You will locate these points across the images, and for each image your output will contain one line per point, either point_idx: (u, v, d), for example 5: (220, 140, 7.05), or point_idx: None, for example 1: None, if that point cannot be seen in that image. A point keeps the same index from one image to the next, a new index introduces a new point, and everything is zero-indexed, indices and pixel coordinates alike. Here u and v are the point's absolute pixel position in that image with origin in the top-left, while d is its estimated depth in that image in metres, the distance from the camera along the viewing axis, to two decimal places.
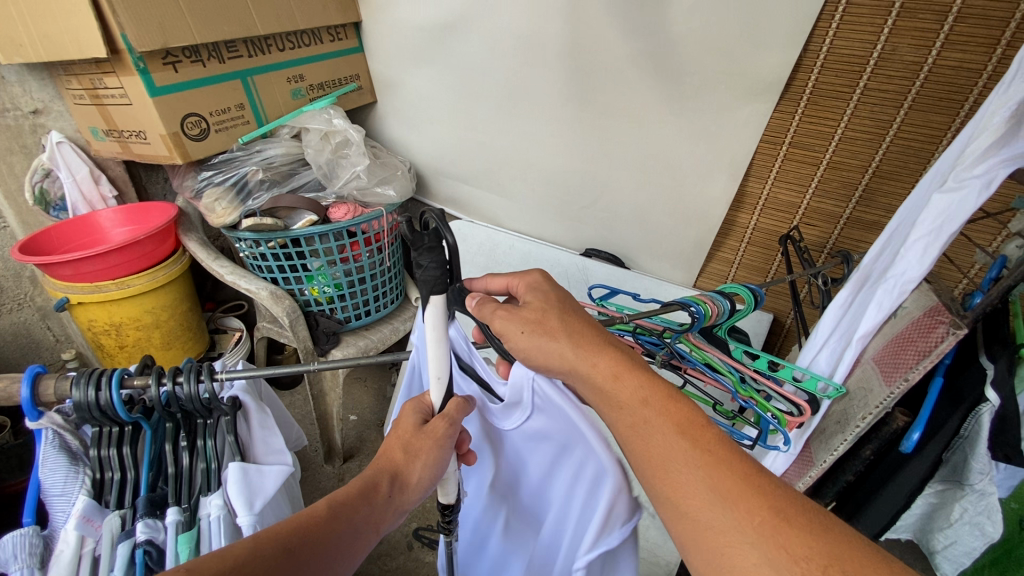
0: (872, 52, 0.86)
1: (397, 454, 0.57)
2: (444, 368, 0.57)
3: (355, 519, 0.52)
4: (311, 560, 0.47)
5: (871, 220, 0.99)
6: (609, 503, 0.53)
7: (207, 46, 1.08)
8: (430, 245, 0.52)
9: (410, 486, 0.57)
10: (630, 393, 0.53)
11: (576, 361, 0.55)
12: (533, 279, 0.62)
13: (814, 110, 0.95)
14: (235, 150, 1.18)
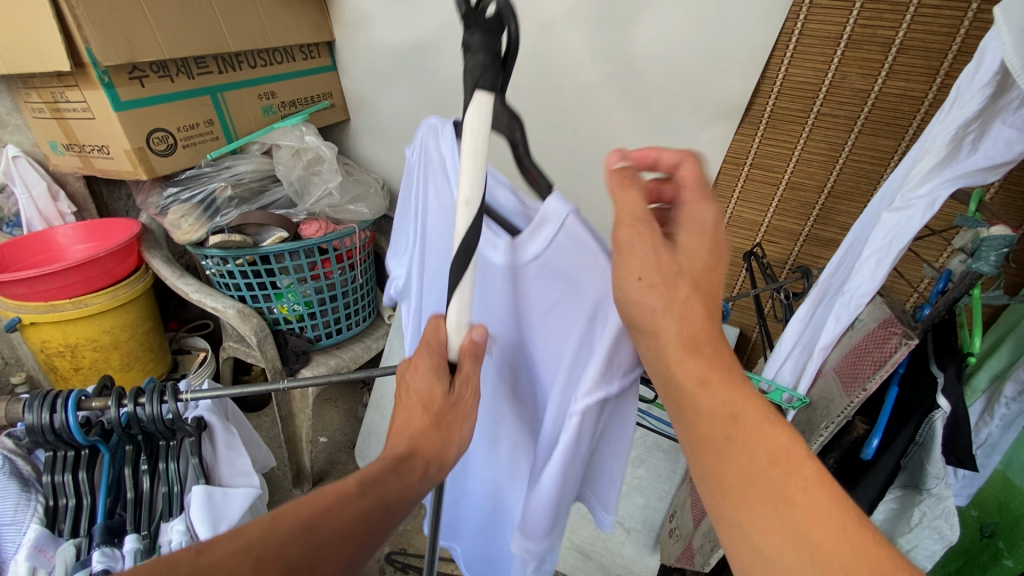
0: (824, 80, 0.92)
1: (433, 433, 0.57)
2: (476, 189, 0.43)
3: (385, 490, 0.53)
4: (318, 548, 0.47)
5: (828, 237, 1.04)
6: (612, 346, 0.54)
7: (176, 61, 1.07)
8: (490, 27, 0.42)
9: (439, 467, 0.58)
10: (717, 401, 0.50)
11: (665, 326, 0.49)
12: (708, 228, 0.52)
13: (772, 134, 0.99)
14: (203, 166, 1.16)
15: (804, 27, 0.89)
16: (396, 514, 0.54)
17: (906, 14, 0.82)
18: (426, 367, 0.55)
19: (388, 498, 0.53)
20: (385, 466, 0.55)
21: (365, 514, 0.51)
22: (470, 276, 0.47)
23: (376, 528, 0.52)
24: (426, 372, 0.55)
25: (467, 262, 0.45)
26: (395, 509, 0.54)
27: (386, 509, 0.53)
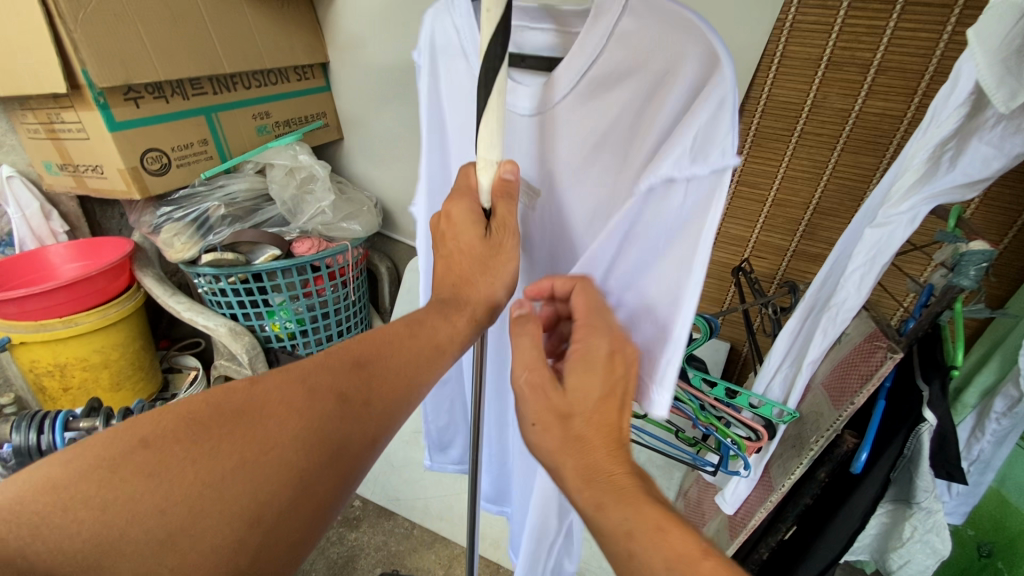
0: (806, 100, 0.94)
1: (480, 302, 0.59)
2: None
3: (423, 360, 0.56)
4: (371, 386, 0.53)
5: (815, 253, 1.06)
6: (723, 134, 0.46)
7: (171, 82, 1.08)
8: None
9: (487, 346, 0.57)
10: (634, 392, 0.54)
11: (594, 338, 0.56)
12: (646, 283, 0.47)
13: (758, 152, 1.02)
14: (197, 185, 1.17)
15: (785, 49, 0.91)
16: (445, 351, 0.58)
17: (883, 37, 0.85)
18: (459, 215, 0.58)
19: (438, 339, 0.58)
20: (426, 313, 0.59)
21: (410, 357, 0.56)
22: (497, 98, 0.49)
23: (425, 366, 0.57)
24: (462, 221, 0.58)
25: (494, 76, 0.48)
26: (443, 348, 0.58)
27: (433, 349, 0.57)
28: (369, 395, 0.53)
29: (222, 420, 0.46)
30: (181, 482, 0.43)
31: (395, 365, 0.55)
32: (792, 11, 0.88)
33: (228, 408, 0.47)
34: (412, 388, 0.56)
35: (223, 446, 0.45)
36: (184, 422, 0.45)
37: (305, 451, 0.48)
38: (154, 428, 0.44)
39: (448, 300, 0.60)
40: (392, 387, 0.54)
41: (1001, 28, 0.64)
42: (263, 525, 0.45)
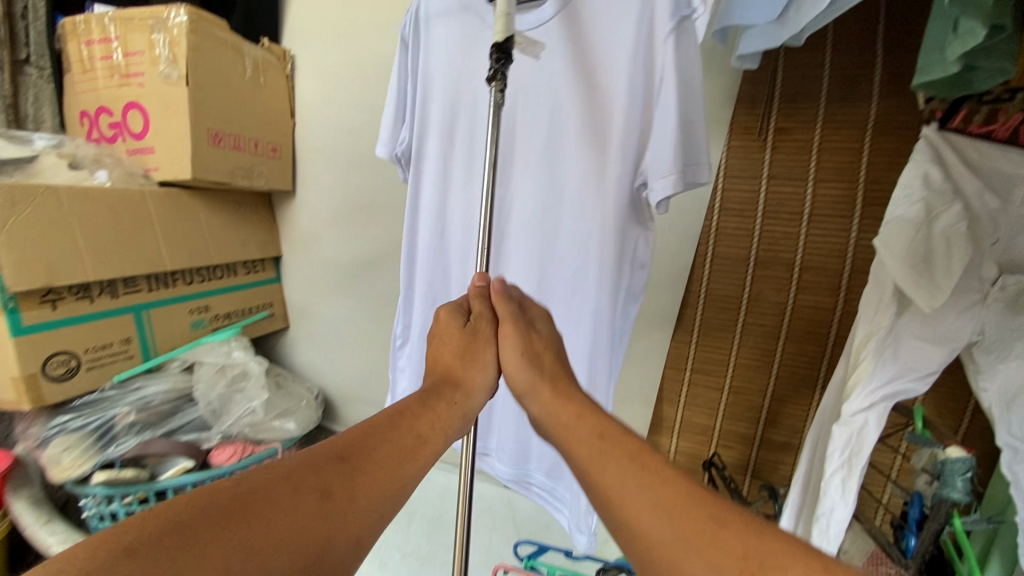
0: (743, 294, 0.99)
1: (455, 363, 0.62)
2: None
3: (416, 423, 0.54)
4: (364, 468, 0.47)
5: (782, 442, 1.01)
6: None
7: (101, 282, 1.03)
8: None
9: (472, 390, 0.61)
10: (588, 429, 0.53)
11: (551, 404, 0.57)
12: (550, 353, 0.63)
13: (707, 341, 1.03)
14: (107, 390, 1.04)
15: (715, 250, 1.00)
16: (432, 442, 0.54)
17: (799, 240, 0.95)
18: (444, 314, 0.67)
19: (419, 428, 0.53)
20: (410, 403, 0.56)
21: (397, 445, 0.51)
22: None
23: (411, 454, 0.51)
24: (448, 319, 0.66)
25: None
26: (426, 438, 0.53)
27: (417, 439, 0.53)
28: (355, 491, 0.45)
29: (217, 514, 0.38)
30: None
31: (380, 450, 0.49)
32: (714, 220, 1.00)
33: (221, 509, 0.39)
34: (402, 482, 0.49)
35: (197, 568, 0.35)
36: (159, 531, 0.36)
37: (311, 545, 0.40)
38: (136, 535, 0.35)
39: (442, 381, 0.60)
40: (380, 484, 0.47)
41: (906, 234, 0.74)
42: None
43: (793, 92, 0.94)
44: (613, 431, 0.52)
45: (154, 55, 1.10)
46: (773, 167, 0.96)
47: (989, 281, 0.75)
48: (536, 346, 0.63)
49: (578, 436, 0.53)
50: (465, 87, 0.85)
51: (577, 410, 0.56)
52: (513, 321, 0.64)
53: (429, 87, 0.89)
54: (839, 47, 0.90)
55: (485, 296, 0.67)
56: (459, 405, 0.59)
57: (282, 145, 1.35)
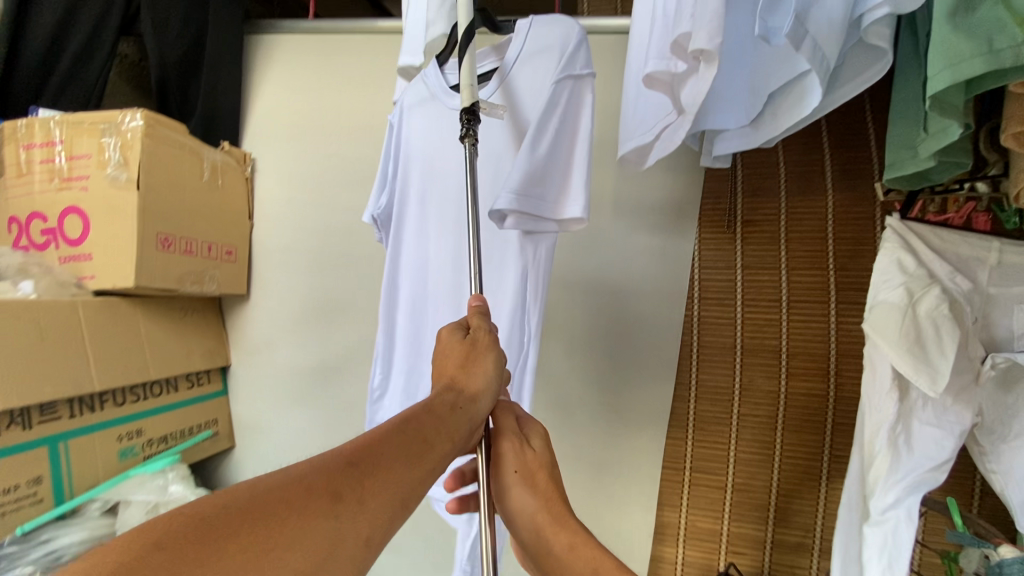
0: (734, 384, 0.97)
1: (453, 366, 0.59)
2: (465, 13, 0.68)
3: (423, 428, 0.52)
4: (372, 471, 0.47)
5: (795, 541, 0.94)
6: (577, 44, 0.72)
7: (11, 410, 0.87)
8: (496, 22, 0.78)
9: (473, 393, 0.57)
10: (583, 562, 0.55)
11: (542, 523, 0.59)
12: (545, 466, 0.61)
13: (703, 436, 0.98)
14: (5, 545, 0.85)
15: (700, 340, 0.99)
16: (438, 447, 0.52)
17: (781, 327, 0.95)
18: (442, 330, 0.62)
19: (424, 433, 0.52)
20: (414, 410, 0.53)
21: (404, 450, 0.50)
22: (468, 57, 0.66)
23: (422, 456, 0.50)
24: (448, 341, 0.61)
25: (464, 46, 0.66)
26: (434, 443, 0.52)
27: (423, 443, 0.51)
28: (364, 492, 0.45)
29: (233, 519, 0.39)
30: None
31: (388, 452, 0.49)
32: (695, 310, 1.00)
33: (236, 517, 0.40)
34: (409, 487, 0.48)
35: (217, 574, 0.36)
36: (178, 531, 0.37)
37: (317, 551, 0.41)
38: (163, 530, 0.37)
39: (444, 390, 0.56)
40: (386, 488, 0.47)
41: (894, 319, 0.75)
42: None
43: (753, 188, 1.00)
44: (607, 563, 0.54)
45: (103, 159, 1.04)
46: (745, 257, 0.99)
47: (979, 360, 0.76)
48: (529, 463, 0.61)
49: (574, 567, 0.56)
50: (435, 155, 0.83)
51: (570, 542, 0.58)
52: (512, 434, 0.62)
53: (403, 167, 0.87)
54: (789, 149, 0.98)
55: (485, 313, 0.62)
56: (465, 410, 0.56)
57: (239, 247, 1.28)
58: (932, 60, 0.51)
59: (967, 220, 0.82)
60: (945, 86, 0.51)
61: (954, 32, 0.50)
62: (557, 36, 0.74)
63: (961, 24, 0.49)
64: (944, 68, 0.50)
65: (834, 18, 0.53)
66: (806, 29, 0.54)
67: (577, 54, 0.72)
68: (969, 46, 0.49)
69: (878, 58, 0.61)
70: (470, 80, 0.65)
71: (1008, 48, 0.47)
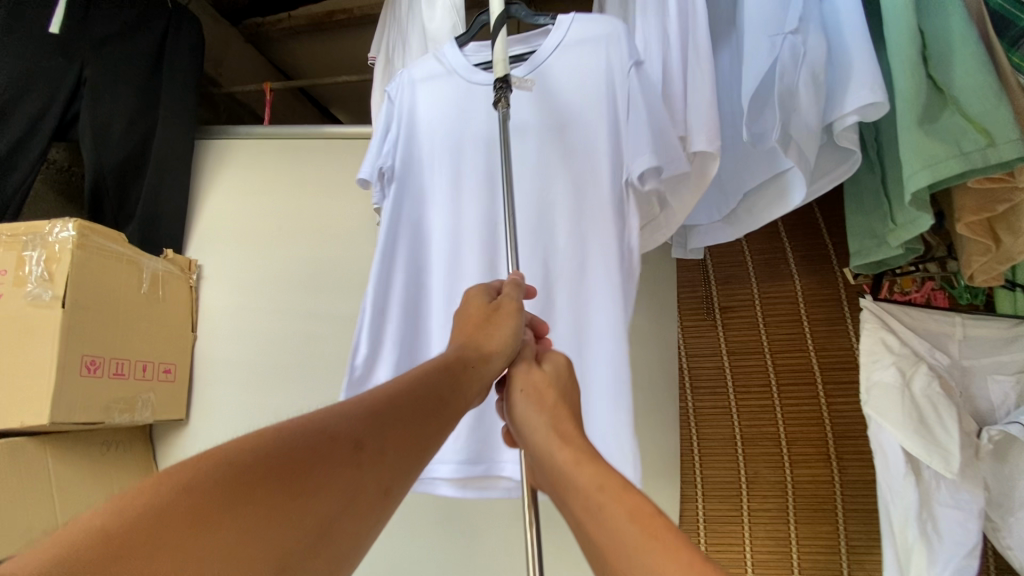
0: (740, 477, 0.93)
1: (469, 330, 0.59)
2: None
3: (440, 388, 0.51)
4: (392, 426, 0.44)
5: None
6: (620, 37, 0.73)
7: None
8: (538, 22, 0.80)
9: (489, 355, 0.57)
10: (588, 477, 0.46)
11: (548, 445, 0.50)
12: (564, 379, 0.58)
13: (717, 538, 0.92)
14: None
15: (698, 431, 0.96)
16: (451, 409, 0.51)
17: (776, 412, 0.94)
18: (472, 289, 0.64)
19: (440, 391, 0.50)
20: (429, 369, 0.52)
21: (417, 403, 0.48)
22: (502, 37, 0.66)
23: (435, 414, 0.49)
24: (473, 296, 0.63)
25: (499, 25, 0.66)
26: (449, 399, 0.51)
27: (441, 402, 0.50)
28: (382, 447, 0.43)
29: (249, 467, 0.35)
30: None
31: (402, 406, 0.46)
32: (688, 400, 0.98)
33: (258, 466, 0.36)
34: (423, 444, 0.46)
35: (238, 522, 0.32)
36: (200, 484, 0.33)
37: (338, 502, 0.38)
38: (195, 475, 0.33)
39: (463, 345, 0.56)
40: (403, 443, 0.44)
41: (893, 400, 0.76)
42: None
43: (725, 276, 1.03)
44: (615, 483, 0.44)
45: (20, 275, 0.90)
46: (729, 343, 0.99)
47: (975, 435, 0.78)
48: (536, 382, 0.57)
49: (578, 485, 0.46)
50: (451, 130, 0.79)
51: (573, 454, 0.48)
52: (522, 361, 0.60)
53: (409, 140, 0.81)
54: (752, 238, 1.04)
55: (520, 284, 0.63)
56: (479, 369, 0.55)
57: (178, 364, 1.13)
58: (910, 161, 0.57)
59: (929, 298, 0.89)
60: (926, 184, 0.56)
61: (925, 139, 0.56)
62: (597, 32, 0.75)
63: (930, 130, 0.57)
64: (923, 168, 0.56)
65: (812, 124, 0.61)
66: (789, 134, 0.62)
67: (624, 52, 0.72)
68: (941, 149, 0.56)
69: (845, 158, 0.69)
70: (504, 54, 0.66)
71: (975, 151, 0.55)
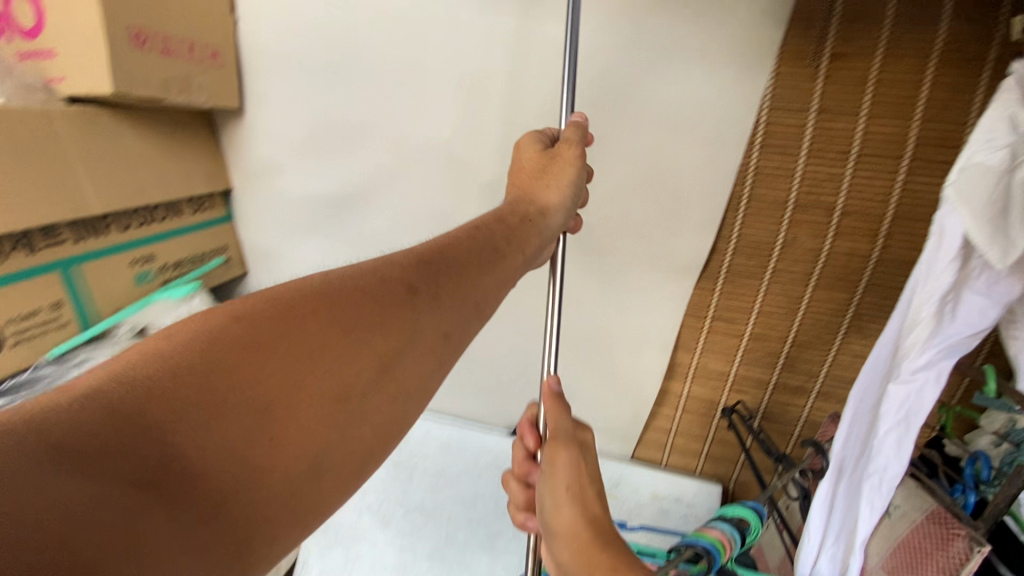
0: (777, 240, 0.94)
1: (528, 181, 0.72)
2: None
3: (493, 237, 0.63)
4: (439, 274, 0.56)
5: (796, 384, 1.03)
6: None
7: (13, 234, 0.83)
8: None
9: (545, 207, 0.70)
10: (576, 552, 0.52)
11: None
12: (565, 176, 0.71)
13: (732, 289, 0.99)
14: (43, 365, 0.90)
15: (752, 190, 0.92)
16: (511, 257, 0.63)
17: (841, 183, 0.89)
18: (527, 140, 0.77)
19: (497, 245, 0.62)
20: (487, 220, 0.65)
21: (467, 257, 0.59)
22: None
23: (483, 270, 0.60)
24: (527, 144, 0.76)
25: None
26: (505, 252, 0.63)
27: (496, 252, 0.62)
28: (437, 290, 0.54)
29: (287, 312, 0.46)
30: (218, 378, 0.40)
31: (462, 254, 0.59)
32: (753, 157, 0.90)
33: (295, 320, 0.46)
34: (488, 291, 0.59)
35: (262, 373, 0.42)
36: (261, 315, 0.45)
37: (394, 342, 0.50)
38: (245, 318, 0.44)
39: (519, 198, 0.70)
40: (458, 295, 0.56)
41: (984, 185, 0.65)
42: (334, 420, 0.45)
43: (855, 10, 0.80)
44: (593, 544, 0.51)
45: None
46: (824, 99, 0.85)
47: None
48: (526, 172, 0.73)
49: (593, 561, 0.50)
50: None
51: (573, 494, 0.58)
52: (539, 134, 0.78)
53: None
54: None
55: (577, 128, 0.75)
56: (535, 223, 0.68)
57: (223, 47, 1.06)
58: None
59: None
60: None
61: None
62: None
63: None
64: None
65: None
66: None
67: None
68: None
69: None
70: None
71: None
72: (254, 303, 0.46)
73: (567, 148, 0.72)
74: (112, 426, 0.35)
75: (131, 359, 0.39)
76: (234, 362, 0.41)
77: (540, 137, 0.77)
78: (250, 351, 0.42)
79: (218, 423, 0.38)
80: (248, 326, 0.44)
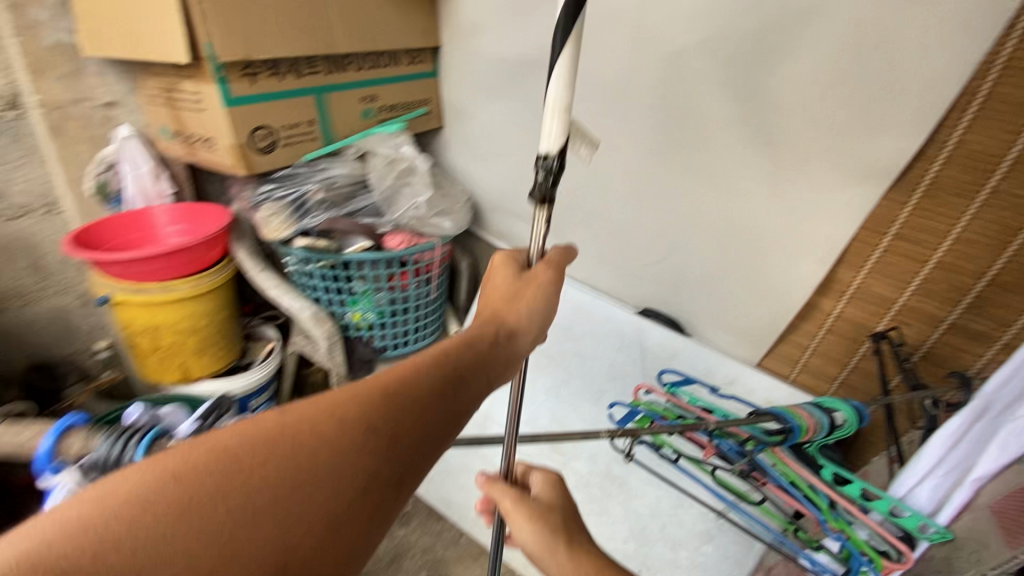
0: (1009, 152, 0.78)
1: (499, 306, 0.65)
2: None
3: (476, 370, 0.58)
4: (405, 446, 0.49)
5: (978, 330, 0.88)
6: None
7: (287, 60, 1.10)
8: None
9: (514, 333, 0.64)
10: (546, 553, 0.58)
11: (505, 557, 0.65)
12: (531, 298, 0.66)
13: (928, 204, 0.87)
14: (299, 166, 1.20)
15: (994, 85, 0.77)
16: (476, 389, 0.57)
17: None
18: (500, 260, 0.70)
19: (485, 380, 0.59)
20: (467, 332, 0.61)
21: (430, 393, 0.53)
22: None
23: (445, 416, 0.53)
24: (499, 271, 0.69)
25: None
26: (475, 372, 0.57)
27: (463, 395, 0.55)
28: (395, 439, 0.48)
29: (235, 461, 0.42)
30: (166, 515, 0.38)
31: (424, 384, 0.52)
32: (1010, 41, 0.74)
33: (244, 461, 0.42)
34: (452, 437, 0.53)
35: (212, 513, 0.39)
36: (193, 471, 0.40)
37: (356, 478, 0.45)
38: (186, 464, 0.40)
39: (487, 319, 0.64)
40: (416, 431, 0.50)
41: None
42: (300, 557, 0.41)
43: None
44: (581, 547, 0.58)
45: None
46: None
47: None
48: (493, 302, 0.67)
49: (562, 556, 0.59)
50: None
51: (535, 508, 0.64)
52: (510, 254, 0.70)
53: None
54: None
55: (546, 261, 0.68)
56: (509, 345, 0.63)
57: None
58: None
59: None
60: None
61: None
62: None
63: None
64: None
65: None
66: None
67: None
68: None
69: None
70: None
71: None
72: (198, 450, 0.41)
73: (540, 272, 0.67)
74: (79, 554, 0.35)
75: (79, 506, 0.37)
76: (179, 498, 0.39)
77: (514, 257, 0.70)
78: (233, 472, 0.41)
79: (182, 554, 0.37)
80: (187, 479, 0.40)
